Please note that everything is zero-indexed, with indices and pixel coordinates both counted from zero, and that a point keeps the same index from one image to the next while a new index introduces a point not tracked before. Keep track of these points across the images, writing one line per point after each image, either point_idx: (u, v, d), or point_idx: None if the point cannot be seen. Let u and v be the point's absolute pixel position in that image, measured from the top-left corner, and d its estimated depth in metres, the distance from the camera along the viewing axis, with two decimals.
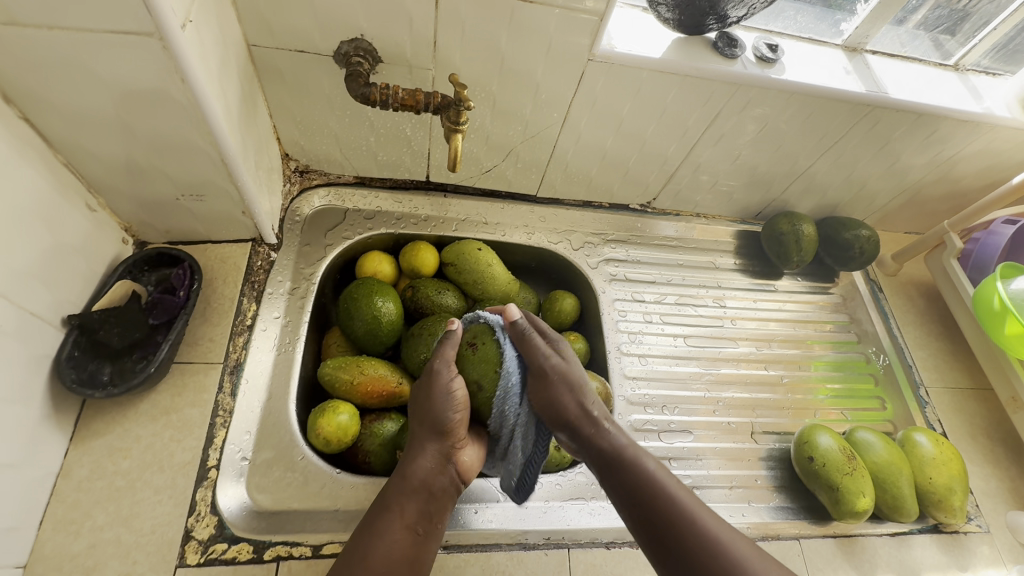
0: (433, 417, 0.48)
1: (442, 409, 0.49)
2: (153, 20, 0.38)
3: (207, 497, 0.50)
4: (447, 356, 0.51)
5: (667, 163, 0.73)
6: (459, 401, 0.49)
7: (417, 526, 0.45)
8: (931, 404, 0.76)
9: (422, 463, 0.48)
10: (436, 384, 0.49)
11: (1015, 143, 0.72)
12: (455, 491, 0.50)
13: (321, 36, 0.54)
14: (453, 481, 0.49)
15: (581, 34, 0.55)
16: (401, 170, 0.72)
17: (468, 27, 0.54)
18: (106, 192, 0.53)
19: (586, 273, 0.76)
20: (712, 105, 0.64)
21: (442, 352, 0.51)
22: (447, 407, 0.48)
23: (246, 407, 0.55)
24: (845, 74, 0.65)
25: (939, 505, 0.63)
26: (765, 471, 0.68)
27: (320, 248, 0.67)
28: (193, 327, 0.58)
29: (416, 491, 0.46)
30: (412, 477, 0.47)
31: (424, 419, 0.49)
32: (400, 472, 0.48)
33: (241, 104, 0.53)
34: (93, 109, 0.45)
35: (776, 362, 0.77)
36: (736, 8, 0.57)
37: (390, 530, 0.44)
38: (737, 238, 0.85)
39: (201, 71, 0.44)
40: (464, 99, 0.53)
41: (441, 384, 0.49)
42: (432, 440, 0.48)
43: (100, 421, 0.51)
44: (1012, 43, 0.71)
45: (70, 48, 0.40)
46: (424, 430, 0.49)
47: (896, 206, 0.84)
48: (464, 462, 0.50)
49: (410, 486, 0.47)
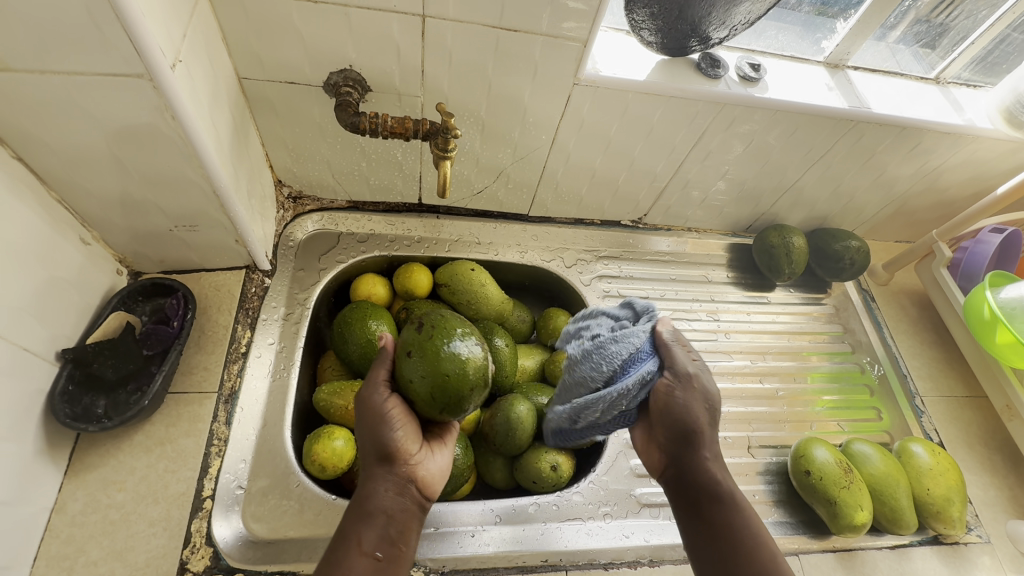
0: (375, 441, 0.46)
1: (383, 428, 0.47)
2: (142, 61, 0.39)
3: (201, 528, 0.50)
4: (378, 375, 0.49)
5: (657, 181, 0.74)
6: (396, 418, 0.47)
7: (376, 551, 0.43)
8: (927, 414, 0.76)
9: (378, 487, 0.45)
10: (375, 405, 0.47)
11: (999, 153, 0.73)
12: (418, 511, 0.47)
13: (310, 67, 0.55)
14: (416, 502, 0.47)
15: (566, 59, 0.56)
16: (393, 193, 0.72)
17: (454, 55, 0.55)
18: (100, 225, 0.53)
19: (580, 291, 0.76)
20: (698, 124, 0.65)
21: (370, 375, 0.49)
22: (389, 426, 0.46)
23: (241, 435, 0.55)
24: (827, 90, 0.66)
25: (938, 516, 0.63)
26: (763, 485, 0.68)
27: (314, 273, 0.68)
28: (187, 356, 0.58)
29: (372, 517, 0.44)
30: (369, 502, 0.45)
31: (369, 446, 0.47)
32: (354, 501, 0.46)
33: (232, 136, 0.54)
34: (86, 147, 0.45)
35: (772, 375, 0.78)
36: (717, 30, 0.58)
37: (346, 561, 0.41)
38: (729, 251, 0.86)
39: (191, 107, 0.45)
40: (451, 128, 0.54)
41: (375, 405, 0.47)
42: (382, 463, 0.46)
43: (94, 454, 0.52)
44: (991, 56, 0.72)
45: (63, 90, 0.40)
46: (370, 455, 0.47)
47: (885, 216, 0.85)
48: (424, 479, 0.48)
49: (366, 511, 0.44)
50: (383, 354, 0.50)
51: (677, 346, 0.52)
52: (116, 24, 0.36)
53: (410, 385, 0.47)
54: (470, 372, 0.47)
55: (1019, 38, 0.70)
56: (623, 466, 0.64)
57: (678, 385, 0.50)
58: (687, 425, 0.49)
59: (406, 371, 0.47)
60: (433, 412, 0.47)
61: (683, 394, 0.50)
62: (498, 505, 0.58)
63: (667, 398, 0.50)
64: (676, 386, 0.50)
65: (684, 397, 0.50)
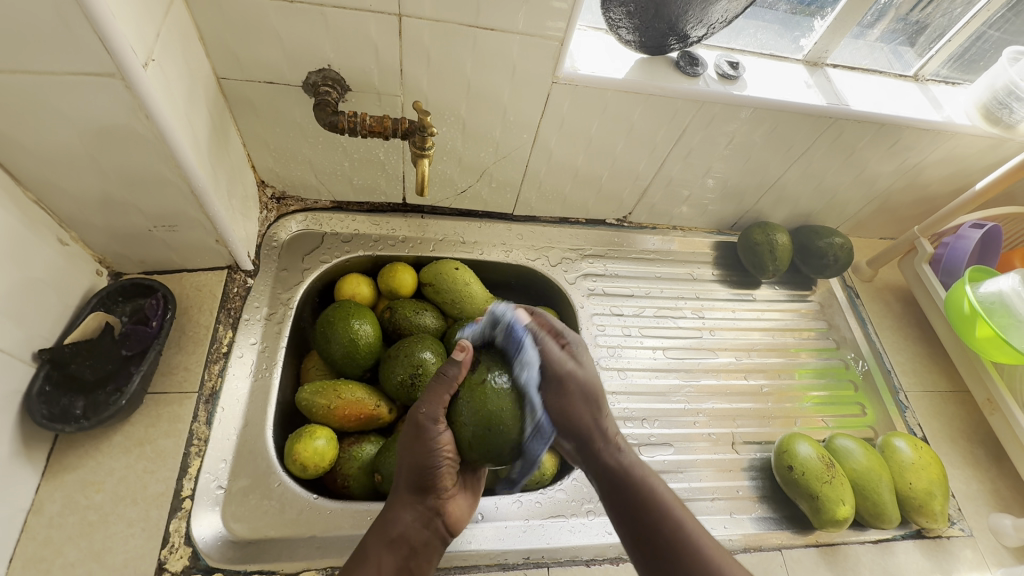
0: (415, 471, 0.47)
1: (425, 460, 0.46)
2: (113, 60, 0.39)
3: (180, 528, 0.50)
4: (435, 404, 0.46)
5: (640, 179, 0.74)
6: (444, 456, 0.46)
7: None
8: (911, 409, 0.77)
9: (405, 517, 0.48)
10: (423, 438, 0.46)
11: (978, 149, 0.74)
12: (439, 544, 0.49)
13: (289, 67, 0.55)
14: (438, 535, 0.49)
15: (544, 58, 0.56)
16: (377, 193, 0.73)
17: (432, 54, 0.55)
18: (78, 226, 0.53)
19: (565, 289, 0.77)
20: (678, 122, 0.65)
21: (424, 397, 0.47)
22: (431, 462, 0.46)
23: (221, 435, 0.55)
24: (806, 87, 0.67)
25: (920, 510, 0.63)
26: (747, 481, 0.68)
27: (297, 273, 0.68)
28: (168, 356, 0.58)
29: (395, 544, 0.46)
30: (393, 529, 0.47)
31: (407, 474, 0.48)
32: (379, 521, 0.48)
33: (211, 136, 0.54)
34: (61, 148, 0.46)
35: (757, 372, 0.78)
36: (695, 28, 0.59)
37: None
38: (714, 249, 0.86)
39: (166, 106, 0.45)
40: (427, 126, 0.54)
41: (426, 436, 0.46)
42: (414, 493, 0.48)
43: (73, 455, 0.51)
44: (968, 53, 0.73)
45: (34, 89, 0.41)
46: (405, 482, 0.48)
47: (868, 213, 0.86)
48: (451, 515, 0.50)
49: (388, 537, 0.47)
50: (456, 363, 0.46)
51: (546, 338, 0.50)
52: (85, 23, 0.36)
53: (458, 425, 0.45)
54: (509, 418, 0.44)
55: (995, 35, 0.71)
56: None
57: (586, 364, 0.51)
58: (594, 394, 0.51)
59: (459, 409, 0.45)
60: (474, 457, 0.45)
61: (581, 378, 0.50)
62: (482, 503, 0.58)
63: (563, 375, 0.49)
64: (575, 358, 0.51)
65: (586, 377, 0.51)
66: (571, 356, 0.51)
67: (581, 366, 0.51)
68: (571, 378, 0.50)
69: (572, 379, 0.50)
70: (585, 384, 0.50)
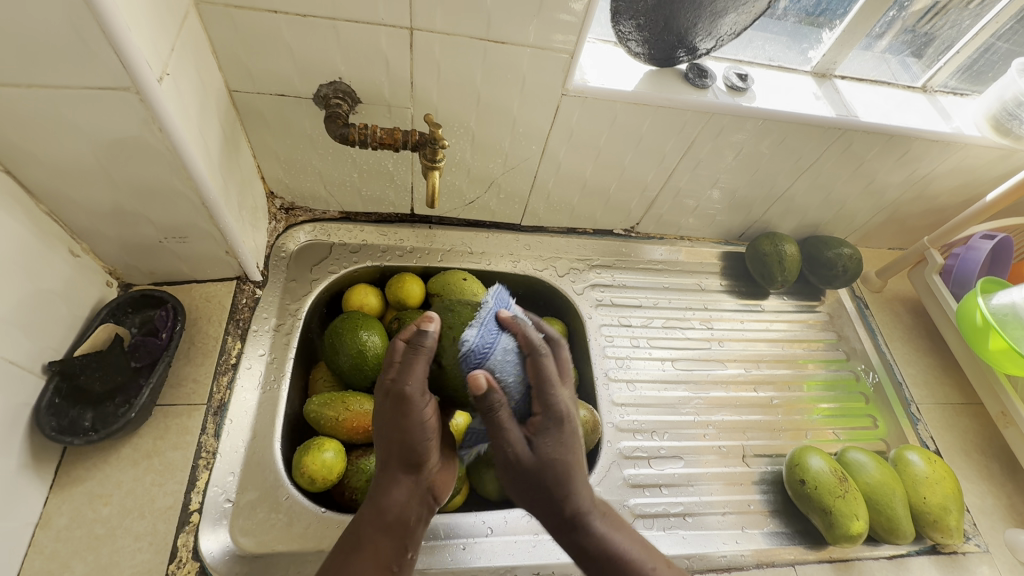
0: (404, 447, 0.43)
1: (416, 433, 0.43)
2: (129, 75, 0.39)
3: (188, 542, 0.49)
4: (416, 373, 0.43)
5: (648, 190, 0.74)
6: (431, 424, 0.44)
7: (391, 563, 0.43)
8: (923, 421, 0.76)
9: (398, 496, 0.44)
10: (411, 408, 0.43)
11: (988, 160, 0.74)
12: (430, 514, 0.46)
13: (301, 79, 0.55)
14: (429, 506, 0.46)
15: (554, 70, 0.56)
16: (385, 204, 0.73)
17: (442, 67, 0.55)
18: (90, 238, 0.54)
19: (572, 300, 0.76)
20: (687, 133, 0.65)
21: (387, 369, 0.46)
22: (421, 437, 0.43)
23: (230, 447, 0.55)
24: (815, 99, 0.67)
25: (935, 526, 0.62)
26: (758, 495, 0.67)
27: (305, 283, 0.68)
28: (176, 368, 0.58)
29: (390, 527, 0.43)
30: (388, 512, 0.43)
31: (394, 450, 0.44)
32: (371, 503, 0.44)
33: (222, 148, 0.54)
34: (74, 161, 0.46)
35: (766, 384, 0.77)
36: (704, 40, 0.60)
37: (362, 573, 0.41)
38: (722, 259, 0.86)
39: (179, 120, 0.45)
40: (439, 138, 0.55)
41: (414, 410, 0.43)
42: (404, 470, 0.44)
43: (81, 467, 0.51)
44: (976, 65, 0.73)
45: (49, 103, 0.41)
46: (393, 460, 0.44)
47: (877, 223, 0.85)
48: (441, 481, 0.46)
49: (384, 522, 0.43)
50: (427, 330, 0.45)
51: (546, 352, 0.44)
52: (102, 39, 0.37)
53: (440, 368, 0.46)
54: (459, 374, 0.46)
55: (1004, 47, 0.71)
56: (617, 476, 0.65)
57: (566, 426, 0.43)
58: (549, 478, 0.42)
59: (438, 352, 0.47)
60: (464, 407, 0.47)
61: (550, 443, 0.43)
62: (491, 517, 0.58)
63: (539, 455, 0.42)
64: (545, 428, 0.43)
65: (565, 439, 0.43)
66: (545, 415, 0.43)
67: (560, 427, 0.43)
68: (539, 442, 0.43)
69: (539, 441, 0.43)
70: (540, 468, 0.42)
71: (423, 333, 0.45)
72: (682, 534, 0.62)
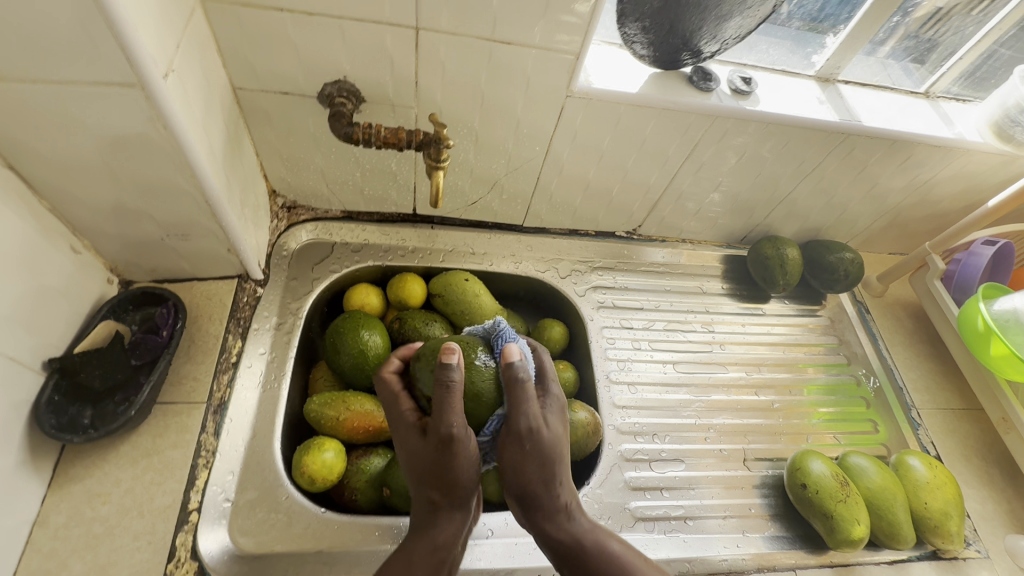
0: (453, 483, 0.43)
1: (465, 469, 0.43)
2: (134, 71, 0.39)
3: (187, 542, 0.49)
4: (456, 411, 0.41)
5: (650, 192, 0.74)
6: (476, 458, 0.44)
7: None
8: (923, 426, 0.76)
9: (450, 529, 0.44)
10: (460, 447, 0.42)
11: (989, 166, 0.74)
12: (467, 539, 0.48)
13: (305, 78, 0.55)
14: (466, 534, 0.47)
15: (559, 72, 0.56)
16: (387, 204, 0.73)
17: (447, 67, 0.55)
18: (91, 234, 0.53)
19: (574, 302, 0.76)
20: (691, 136, 0.65)
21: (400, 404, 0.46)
22: (468, 471, 0.43)
23: (230, 446, 0.54)
24: (818, 103, 0.67)
25: (936, 531, 0.62)
26: (759, 499, 0.67)
27: (307, 282, 0.67)
28: (177, 366, 0.58)
29: (444, 563, 0.43)
30: (437, 543, 0.43)
31: (439, 485, 0.44)
32: (417, 539, 0.43)
33: (225, 145, 0.54)
34: (76, 157, 0.45)
35: (767, 388, 0.77)
36: (709, 43, 0.60)
37: None
38: (723, 262, 0.86)
39: (183, 116, 0.45)
40: (444, 138, 0.55)
41: (460, 448, 0.42)
42: (441, 505, 0.44)
43: (79, 465, 0.51)
44: (979, 71, 0.73)
45: (53, 98, 0.41)
46: (433, 497, 0.44)
47: (879, 228, 0.85)
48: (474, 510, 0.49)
49: (434, 554, 0.43)
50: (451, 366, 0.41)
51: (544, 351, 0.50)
52: (108, 34, 0.37)
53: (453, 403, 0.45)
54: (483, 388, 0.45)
55: (1006, 53, 0.71)
56: (618, 479, 0.65)
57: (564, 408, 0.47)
58: (553, 456, 0.44)
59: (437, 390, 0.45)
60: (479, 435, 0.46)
61: (558, 422, 0.45)
62: (492, 519, 0.57)
63: (554, 431, 0.45)
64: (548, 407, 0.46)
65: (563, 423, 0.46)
66: (551, 397, 0.47)
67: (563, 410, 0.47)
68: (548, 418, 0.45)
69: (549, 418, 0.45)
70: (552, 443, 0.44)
71: (446, 367, 0.41)
72: (683, 537, 0.62)
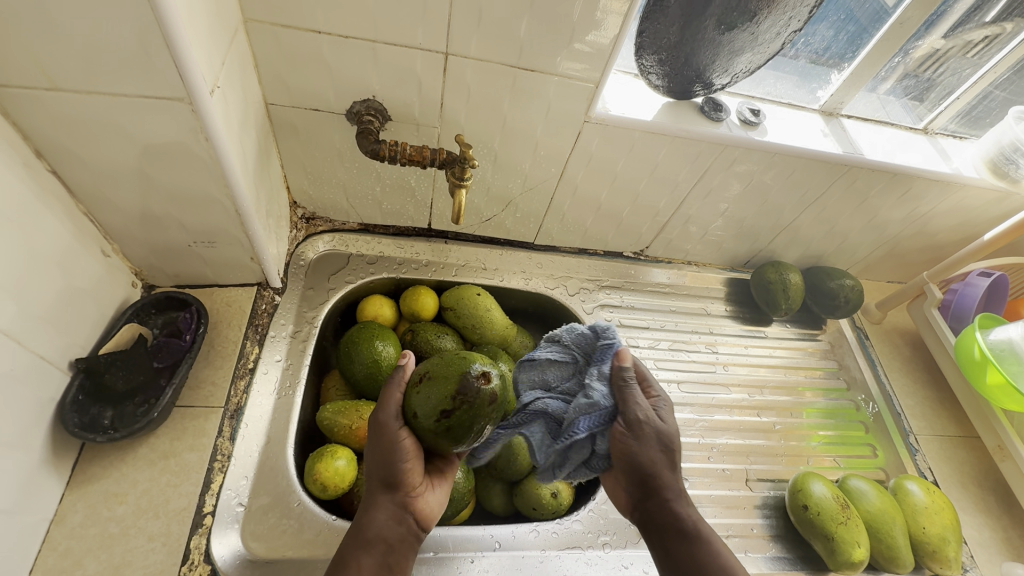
0: (378, 468, 0.47)
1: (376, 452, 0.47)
2: (184, 86, 0.41)
3: (200, 545, 0.49)
4: (393, 402, 0.47)
5: (659, 216, 0.77)
6: (400, 448, 0.46)
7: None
8: (921, 452, 0.78)
9: (377, 516, 0.46)
10: (384, 431, 0.47)
11: (985, 202, 0.77)
12: (416, 541, 0.48)
13: (335, 96, 0.57)
14: (411, 531, 0.47)
15: (579, 99, 0.59)
16: (404, 218, 0.74)
17: (473, 90, 0.58)
18: (121, 239, 0.55)
19: (582, 319, 0.78)
20: (701, 162, 0.68)
21: (389, 397, 0.48)
22: (390, 459, 0.46)
23: (244, 451, 0.55)
24: (823, 136, 0.70)
25: (934, 556, 0.63)
26: (760, 519, 0.68)
27: (323, 292, 0.69)
28: (195, 370, 0.59)
29: (371, 544, 0.44)
30: (367, 530, 0.45)
31: (373, 471, 0.47)
32: (355, 526, 0.46)
33: (256, 158, 0.56)
34: (117, 164, 0.47)
35: (769, 409, 0.79)
36: (720, 76, 0.64)
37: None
38: (727, 285, 0.88)
39: (224, 130, 0.47)
40: (469, 158, 0.57)
41: (387, 433, 0.46)
42: (384, 491, 0.47)
43: (98, 465, 0.51)
44: (975, 111, 0.77)
45: (104, 109, 0.43)
46: (375, 480, 0.47)
47: (877, 257, 0.88)
48: (421, 511, 0.49)
49: (364, 539, 0.45)
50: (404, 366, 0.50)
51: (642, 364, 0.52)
52: (165, 52, 0.39)
53: (417, 419, 0.45)
54: (462, 418, 0.44)
55: (1001, 95, 0.75)
56: None
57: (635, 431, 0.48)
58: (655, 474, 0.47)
59: (415, 404, 0.45)
60: (439, 442, 0.45)
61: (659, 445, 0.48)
62: (499, 531, 0.58)
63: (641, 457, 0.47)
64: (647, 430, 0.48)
65: (642, 439, 0.47)
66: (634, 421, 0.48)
67: (664, 433, 0.48)
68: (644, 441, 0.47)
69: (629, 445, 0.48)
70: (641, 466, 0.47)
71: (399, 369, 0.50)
72: None
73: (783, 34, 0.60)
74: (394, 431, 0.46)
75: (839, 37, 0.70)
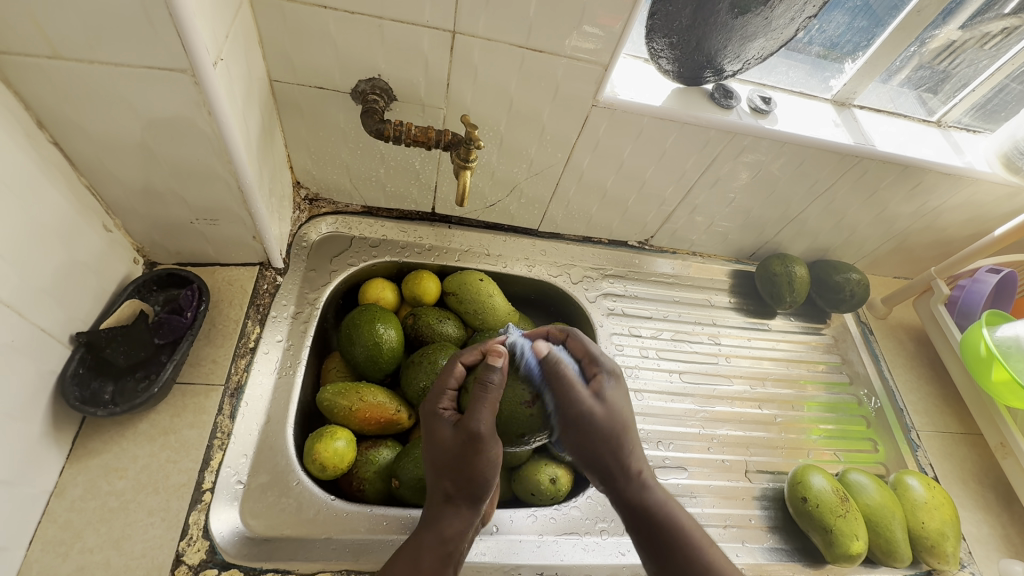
0: (464, 478, 0.47)
1: (468, 464, 0.46)
2: (188, 58, 0.41)
3: (199, 521, 0.50)
4: (483, 415, 0.45)
5: (665, 204, 0.76)
6: (487, 459, 0.46)
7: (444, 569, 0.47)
8: (922, 448, 0.77)
9: (455, 521, 0.47)
10: (480, 448, 0.46)
11: (996, 197, 0.76)
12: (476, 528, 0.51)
13: (340, 74, 0.57)
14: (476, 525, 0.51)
15: (587, 81, 0.58)
16: (407, 201, 0.74)
17: (480, 71, 0.57)
18: (123, 214, 0.55)
19: (585, 307, 0.78)
20: (709, 150, 0.67)
21: (482, 409, 0.45)
22: (479, 470, 0.47)
23: (244, 430, 0.55)
24: (834, 126, 0.69)
25: (932, 551, 0.63)
26: (758, 510, 0.68)
27: (325, 274, 0.68)
28: (196, 348, 0.58)
29: (448, 548, 0.47)
30: (448, 533, 0.47)
31: (456, 480, 0.47)
32: (426, 525, 0.48)
33: (260, 135, 0.55)
34: (119, 137, 0.47)
35: (770, 402, 0.78)
36: (731, 62, 0.63)
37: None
38: (732, 277, 0.87)
39: (227, 105, 0.46)
40: (475, 139, 0.56)
41: (481, 448, 0.46)
42: (466, 499, 0.47)
43: (98, 440, 0.52)
44: (990, 104, 0.75)
45: (108, 80, 0.42)
46: (455, 490, 0.47)
47: (885, 251, 0.87)
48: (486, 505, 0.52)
49: (443, 544, 0.47)
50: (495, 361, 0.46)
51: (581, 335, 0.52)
52: (168, 21, 0.38)
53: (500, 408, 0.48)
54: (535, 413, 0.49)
55: (1017, 88, 0.73)
56: None
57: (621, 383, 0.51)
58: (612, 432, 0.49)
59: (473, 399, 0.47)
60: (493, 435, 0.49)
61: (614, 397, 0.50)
62: (497, 515, 0.58)
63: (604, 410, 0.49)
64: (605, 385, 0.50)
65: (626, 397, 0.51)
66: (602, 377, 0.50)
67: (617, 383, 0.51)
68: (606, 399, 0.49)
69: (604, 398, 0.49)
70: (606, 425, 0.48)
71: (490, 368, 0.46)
72: None
73: (797, 20, 0.59)
74: (488, 445, 0.46)
75: (854, 25, 0.68)
